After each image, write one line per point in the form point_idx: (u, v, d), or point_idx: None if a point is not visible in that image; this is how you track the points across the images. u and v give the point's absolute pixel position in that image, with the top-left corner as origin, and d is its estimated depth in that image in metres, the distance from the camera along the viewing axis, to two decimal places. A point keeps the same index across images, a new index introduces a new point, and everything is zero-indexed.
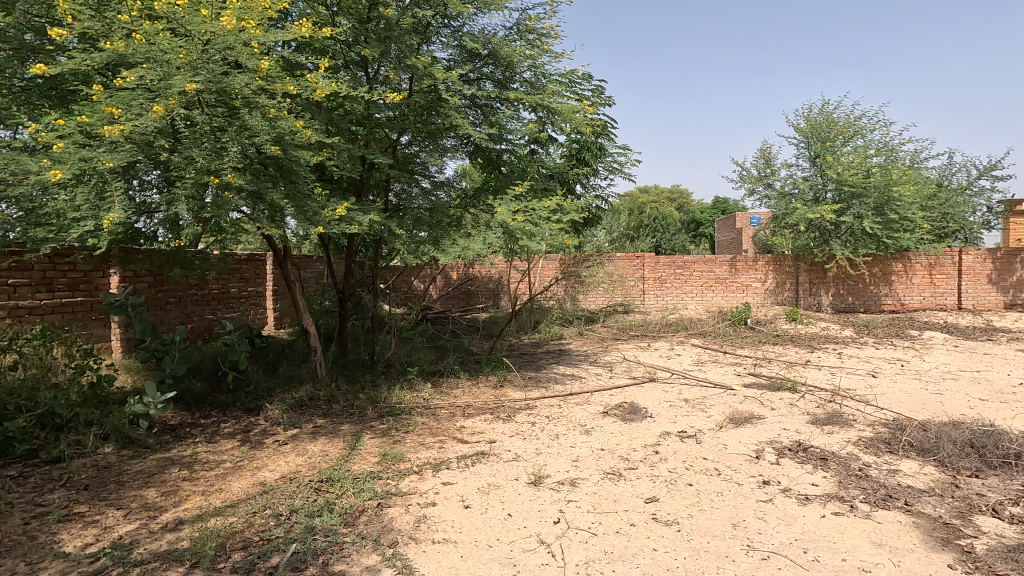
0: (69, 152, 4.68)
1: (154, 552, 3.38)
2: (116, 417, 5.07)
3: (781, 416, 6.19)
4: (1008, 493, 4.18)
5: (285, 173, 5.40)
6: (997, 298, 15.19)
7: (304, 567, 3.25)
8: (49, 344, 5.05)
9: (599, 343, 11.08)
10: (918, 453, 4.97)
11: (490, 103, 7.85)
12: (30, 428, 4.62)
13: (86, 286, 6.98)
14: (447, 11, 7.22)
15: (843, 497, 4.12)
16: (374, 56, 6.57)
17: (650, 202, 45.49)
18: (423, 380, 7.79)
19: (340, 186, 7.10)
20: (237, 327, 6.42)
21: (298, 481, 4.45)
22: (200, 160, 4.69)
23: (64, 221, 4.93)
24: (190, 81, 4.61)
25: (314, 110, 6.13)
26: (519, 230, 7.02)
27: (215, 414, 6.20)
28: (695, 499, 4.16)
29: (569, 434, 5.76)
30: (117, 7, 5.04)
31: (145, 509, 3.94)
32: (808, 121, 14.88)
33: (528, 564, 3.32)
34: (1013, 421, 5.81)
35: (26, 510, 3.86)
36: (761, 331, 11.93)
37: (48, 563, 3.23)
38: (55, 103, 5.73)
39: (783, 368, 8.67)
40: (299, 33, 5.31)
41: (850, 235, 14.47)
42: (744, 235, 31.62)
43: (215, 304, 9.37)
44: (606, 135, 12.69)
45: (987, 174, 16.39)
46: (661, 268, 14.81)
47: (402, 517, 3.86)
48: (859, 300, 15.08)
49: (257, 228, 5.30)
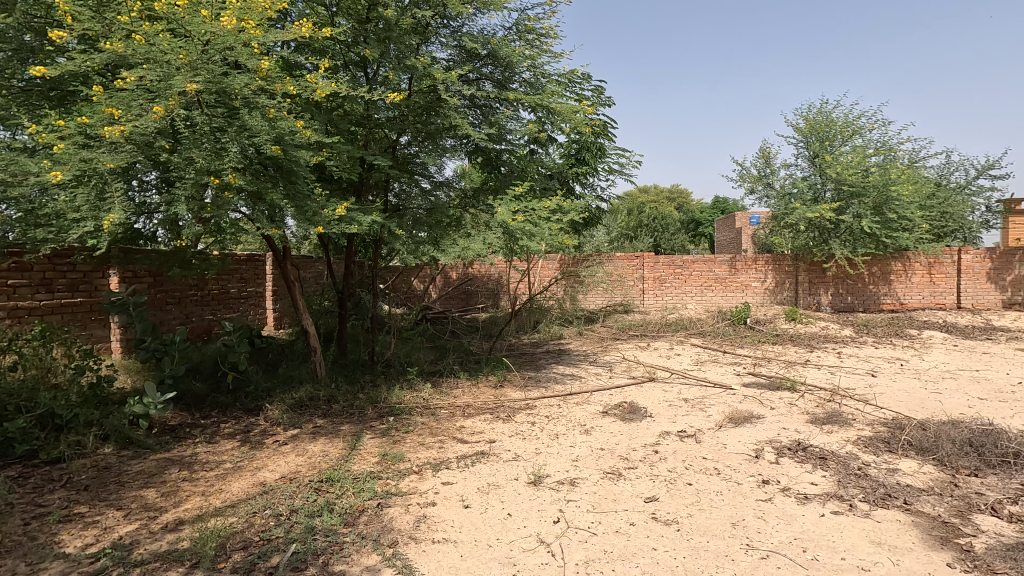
0: (70, 152, 4.68)
1: (154, 552, 3.39)
2: (116, 417, 5.07)
3: (781, 416, 6.19)
4: (1006, 492, 4.19)
5: (285, 173, 5.41)
6: (995, 297, 15.20)
7: (304, 567, 3.25)
8: (48, 345, 5.05)
9: (598, 343, 11.08)
10: (917, 452, 4.98)
11: (489, 103, 7.87)
12: (29, 428, 4.61)
13: (86, 287, 7.00)
14: (446, 11, 7.22)
15: (842, 497, 4.13)
16: (373, 57, 6.57)
17: (650, 202, 45.46)
18: (423, 381, 7.80)
19: (339, 186, 7.11)
20: (237, 327, 6.42)
21: (298, 481, 4.46)
22: (200, 161, 4.69)
23: (63, 222, 4.91)
24: (190, 82, 4.61)
25: (314, 110, 6.13)
26: (519, 230, 7.08)
27: (215, 414, 6.21)
28: (694, 498, 4.17)
29: (569, 434, 5.76)
30: (117, 8, 5.04)
31: (145, 509, 3.95)
32: (807, 121, 14.88)
33: (528, 564, 3.32)
34: (1012, 420, 5.81)
35: (26, 510, 3.86)
36: (761, 331, 11.91)
37: (49, 563, 3.24)
38: (53, 103, 5.70)
39: (783, 368, 8.66)
40: (299, 33, 5.31)
41: (849, 235, 14.45)
42: (744, 235, 31.60)
43: (215, 305, 9.38)
44: (606, 135, 12.70)
45: (986, 173, 16.41)
46: (660, 268, 14.81)
47: (402, 517, 3.87)
48: (858, 299, 15.09)
49: (257, 228, 5.32)
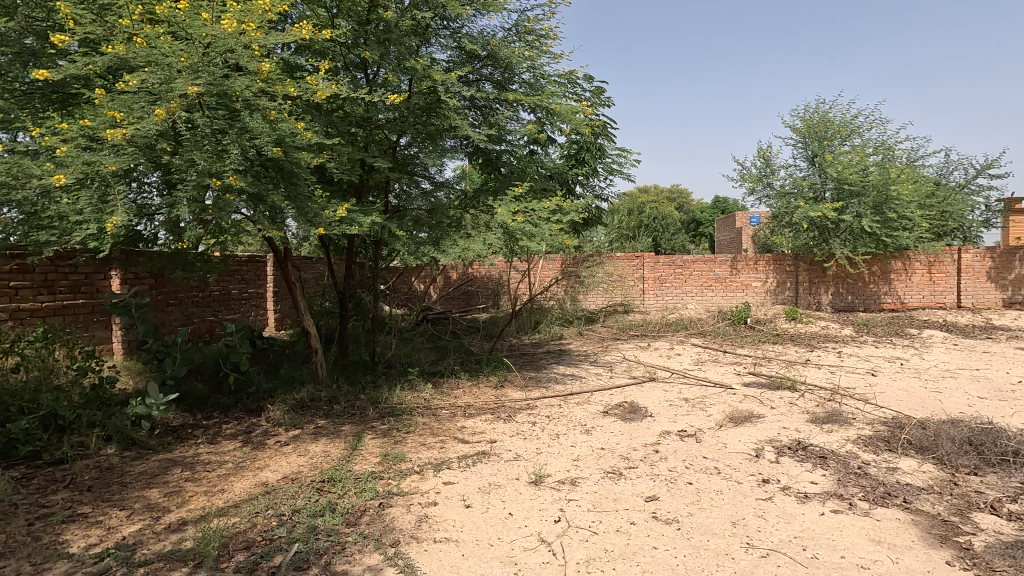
0: (71, 155, 4.69)
1: (158, 552, 3.41)
2: (119, 418, 5.10)
3: (781, 416, 6.17)
4: (1006, 490, 4.21)
5: (286, 175, 5.44)
6: (996, 296, 15.21)
7: (307, 567, 3.27)
8: (50, 347, 5.09)
9: (598, 343, 11.09)
10: (917, 452, 4.99)
11: (489, 104, 7.91)
12: (32, 430, 4.60)
13: (87, 288, 7.02)
14: (446, 13, 7.24)
15: (842, 495, 4.15)
16: (373, 58, 6.60)
17: (650, 202, 45.49)
18: (424, 381, 7.82)
19: (340, 189, 7.13)
20: (239, 328, 6.41)
21: (300, 480, 4.49)
22: (201, 163, 4.70)
23: (65, 224, 4.97)
24: (191, 84, 4.61)
25: (314, 112, 6.15)
26: (519, 231, 7.07)
27: (216, 415, 6.23)
28: (695, 498, 4.18)
29: (569, 434, 5.77)
30: (117, 11, 5.09)
31: (148, 510, 3.97)
32: (805, 121, 14.93)
33: (529, 564, 3.33)
34: (1011, 418, 5.84)
35: (30, 511, 3.88)
36: (761, 331, 11.88)
37: (53, 563, 3.26)
38: (58, 106, 5.84)
39: (783, 368, 8.64)
40: (299, 35, 5.31)
41: (849, 235, 14.45)
42: (744, 234, 31.59)
43: (216, 305, 9.39)
44: (606, 135, 12.74)
45: (984, 173, 16.51)
46: (660, 268, 14.82)
47: (404, 517, 3.89)
48: (858, 299, 15.11)
49: (257, 229, 5.35)
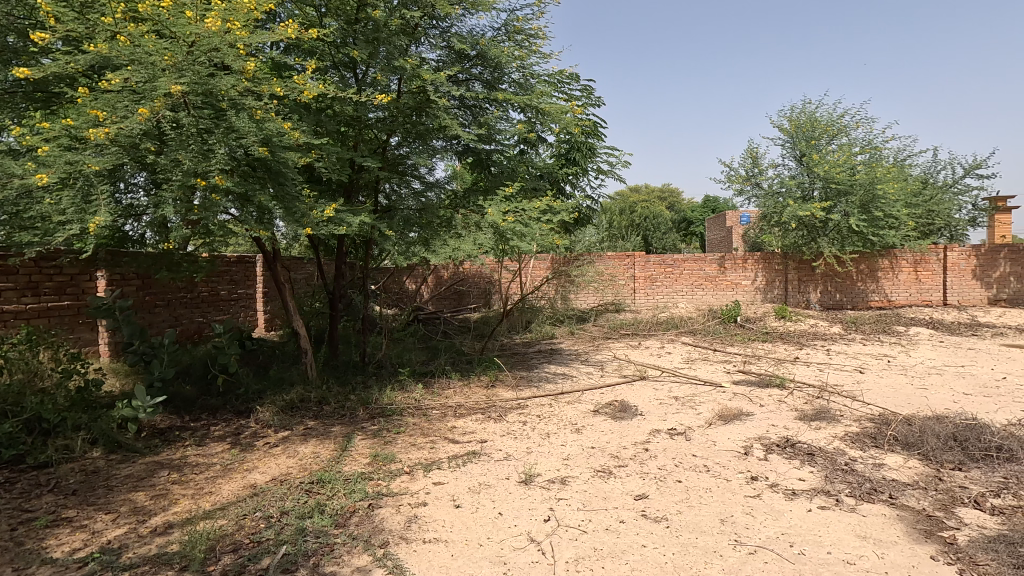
0: (55, 155, 4.66)
1: (143, 556, 3.37)
2: (105, 421, 5.05)
3: (770, 412, 6.26)
4: (989, 485, 4.27)
5: (274, 175, 5.39)
6: (981, 293, 15.36)
7: (295, 568, 3.26)
8: (35, 349, 5.02)
9: (589, 342, 11.09)
10: (903, 447, 5.04)
11: (478, 103, 7.81)
12: (16, 433, 4.56)
13: (73, 289, 6.95)
14: (434, 11, 7.24)
15: (829, 491, 4.19)
16: (361, 58, 6.58)
17: (640, 201, 45.80)
18: (415, 381, 7.79)
19: (329, 188, 7.08)
20: (228, 329, 6.30)
21: (289, 482, 4.47)
22: (186, 163, 4.65)
23: (48, 225, 4.92)
24: (174, 83, 4.57)
25: (301, 111, 6.12)
26: (509, 231, 7.09)
27: (204, 417, 6.18)
28: (684, 495, 4.20)
29: (560, 433, 5.79)
30: (101, 9, 5.04)
31: (134, 513, 3.93)
32: (792, 121, 15.00)
33: (518, 563, 3.34)
34: (995, 414, 5.93)
35: (13, 515, 3.84)
36: (752, 330, 11.94)
37: (35, 569, 3.22)
38: (41, 106, 5.73)
39: (772, 365, 8.73)
40: (285, 33, 5.27)
41: (836, 233, 14.52)
42: (735, 233, 31.71)
43: (204, 307, 9.32)
44: (596, 135, 12.82)
45: (971, 173, 16.77)
46: (650, 267, 14.95)
47: (393, 517, 3.88)
48: (846, 297, 15.22)
49: (245, 230, 5.29)
